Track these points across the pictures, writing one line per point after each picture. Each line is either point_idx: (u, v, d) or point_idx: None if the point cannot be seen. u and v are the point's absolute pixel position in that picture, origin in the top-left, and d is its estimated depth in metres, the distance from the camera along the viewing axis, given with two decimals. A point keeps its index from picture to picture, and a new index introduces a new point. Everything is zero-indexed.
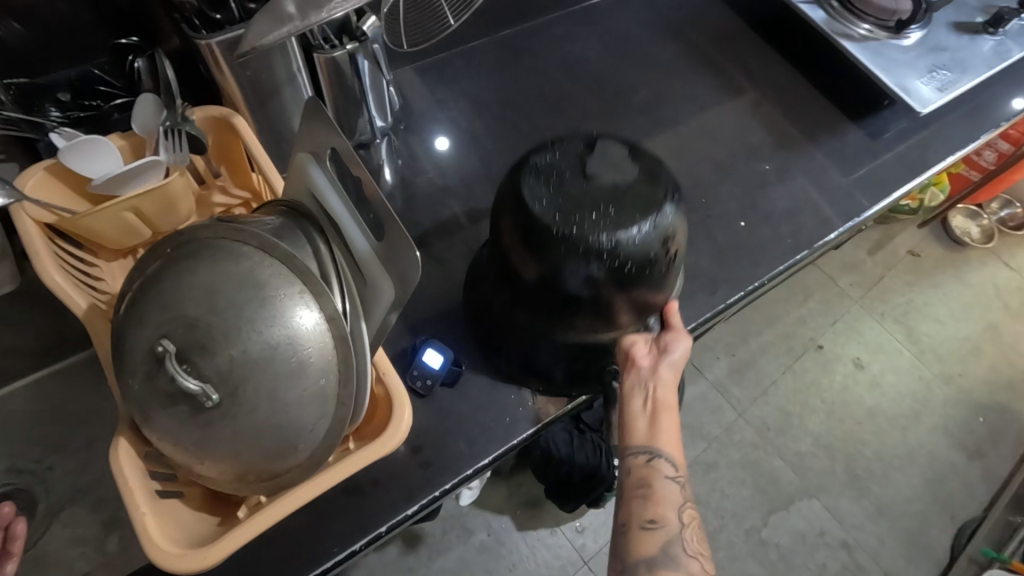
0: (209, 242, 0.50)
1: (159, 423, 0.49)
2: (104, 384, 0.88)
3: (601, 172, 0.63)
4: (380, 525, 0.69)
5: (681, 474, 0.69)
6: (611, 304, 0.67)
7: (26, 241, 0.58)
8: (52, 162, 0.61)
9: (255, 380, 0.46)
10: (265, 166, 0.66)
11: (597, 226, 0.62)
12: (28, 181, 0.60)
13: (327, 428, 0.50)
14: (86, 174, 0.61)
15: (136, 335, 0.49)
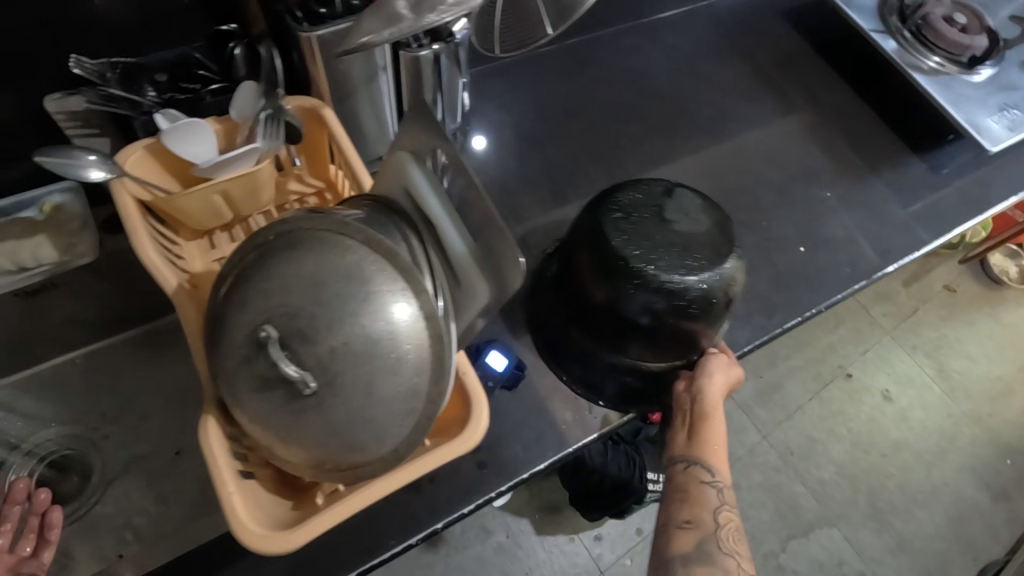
0: (314, 234, 0.51)
1: (251, 407, 0.50)
2: (157, 359, 0.87)
3: (678, 219, 0.70)
4: (437, 521, 0.71)
5: (720, 479, 0.71)
6: (665, 338, 0.72)
7: (125, 218, 0.60)
8: (151, 142, 0.63)
9: (353, 372, 0.48)
10: (352, 159, 0.67)
11: (669, 266, 0.67)
12: (129, 157, 0.62)
13: (413, 425, 0.50)
14: (184, 155, 0.63)
15: (237, 319, 0.50)
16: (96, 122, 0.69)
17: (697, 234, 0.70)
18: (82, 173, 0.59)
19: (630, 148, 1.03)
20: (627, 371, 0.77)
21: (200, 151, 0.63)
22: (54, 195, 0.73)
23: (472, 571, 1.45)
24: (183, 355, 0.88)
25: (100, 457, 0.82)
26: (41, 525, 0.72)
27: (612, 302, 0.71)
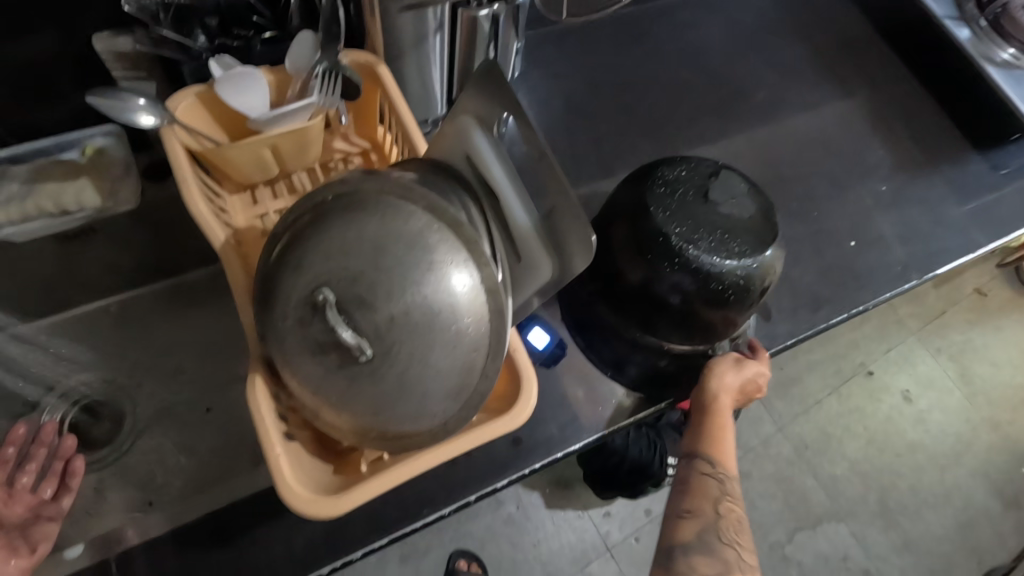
0: (376, 197, 0.50)
1: (302, 369, 0.48)
2: (192, 311, 0.87)
3: (722, 201, 0.67)
4: (470, 494, 0.72)
5: (722, 470, 0.69)
6: (693, 319, 0.69)
7: (176, 167, 0.59)
8: (203, 89, 0.61)
9: (412, 341, 0.46)
10: (406, 120, 0.64)
11: (709, 247, 0.65)
12: (180, 105, 0.60)
13: (465, 399, 0.50)
14: (233, 104, 0.61)
15: (292, 280, 0.49)
16: (143, 65, 0.67)
17: (740, 221, 0.67)
18: (132, 117, 0.58)
19: (680, 126, 0.99)
20: (662, 354, 0.76)
21: (252, 101, 0.61)
22: (97, 138, 0.73)
23: (481, 539, 1.47)
24: (218, 309, 0.87)
25: (132, 404, 0.82)
26: (62, 471, 0.72)
27: (646, 283, 0.68)
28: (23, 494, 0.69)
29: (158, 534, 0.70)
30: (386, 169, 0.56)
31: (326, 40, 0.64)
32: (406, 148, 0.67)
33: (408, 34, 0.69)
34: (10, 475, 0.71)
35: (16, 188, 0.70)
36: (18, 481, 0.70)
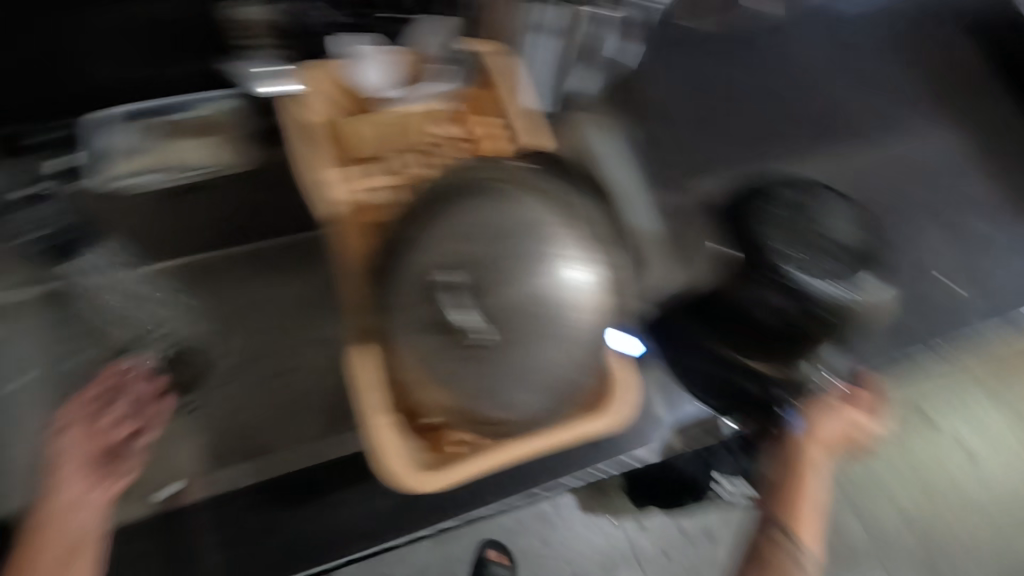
0: (499, 189, 0.52)
1: (411, 345, 0.50)
2: (275, 276, 0.89)
3: (830, 225, 0.65)
4: (535, 485, 0.74)
5: (804, 545, 0.60)
6: (780, 343, 0.66)
7: (297, 141, 0.62)
8: (329, 67, 0.66)
9: (520, 332, 0.48)
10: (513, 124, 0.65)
11: (810, 267, 0.63)
12: (309, 74, 0.66)
13: (563, 395, 0.51)
14: (354, 82, 0.66)
15: (412, 258, 0.51)
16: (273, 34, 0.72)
17: (847, 248, 0.64)
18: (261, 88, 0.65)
19: (782, 137, 0.96)
20: (738, 375, 0.71)
21: (376, 79, 0.67)
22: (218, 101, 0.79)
23: None
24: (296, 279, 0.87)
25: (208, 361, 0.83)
26: (147, 412, 0.70)
27: (736, 295, 0.67)
28: (103, 436, 0.63)
29: (226, 491, 0.74)
30: (503, 160, 0.59)
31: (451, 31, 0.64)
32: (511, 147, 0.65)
33: None
34: (90, 418, 0.64)
35: (156, 147, 0.79)
36: (103, 421, 0.64)
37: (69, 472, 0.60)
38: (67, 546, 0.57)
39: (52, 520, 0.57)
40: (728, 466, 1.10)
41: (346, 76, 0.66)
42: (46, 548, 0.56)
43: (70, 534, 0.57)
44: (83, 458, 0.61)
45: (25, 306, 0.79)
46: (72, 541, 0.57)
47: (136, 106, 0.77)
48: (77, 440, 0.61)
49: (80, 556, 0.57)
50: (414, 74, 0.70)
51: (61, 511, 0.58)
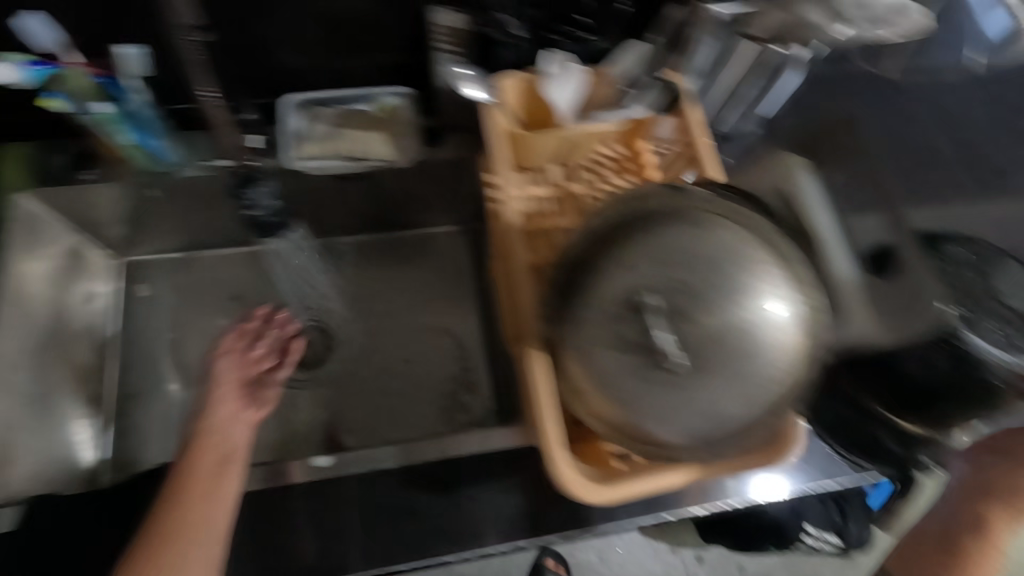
0: (706, 218, 0.53)
1: (597, 364, 0.53)
2: (411, 263, 1.00)
3: (1009, 291, 0.59)
4: (668, 512, 0.69)
5: None
6: (933, 407, 0.61)
7: (493, 142, 0.65)
8: (528, 77, 0.68)
9: (720, 362, 0.49)
10: (702, 153, 0.67)
11: (983, 325, 0.56)
12: (505, 86, 0.67)
13: (746, 430, 0.52)
14: (552, 94, 0.67)
15: (614, 274, 0.53)
16: (465, 44, 0.75)
17: None
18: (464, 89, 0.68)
19: None
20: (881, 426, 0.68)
21: (569, 101, 0.68)
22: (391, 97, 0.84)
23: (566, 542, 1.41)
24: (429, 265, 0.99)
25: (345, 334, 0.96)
26: (284, 350, 0.77)
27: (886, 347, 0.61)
28: (252, 363, 0.73)
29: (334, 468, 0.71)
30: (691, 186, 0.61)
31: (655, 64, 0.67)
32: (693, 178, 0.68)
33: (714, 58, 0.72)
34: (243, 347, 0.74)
35: (330, 135, 0.80)
36: (252, 351, 0.74)
37: (226, 390, 0.68)
38: (224, 448, 0.63)
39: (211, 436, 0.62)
40: (825, 523, 1.06)
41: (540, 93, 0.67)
42: (210, 450, 0.62)
43: (228, 434, 0.64)
44: (238, 381, 0.70)
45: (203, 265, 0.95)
46: (229, 445, 0.63)
47: (317, 95, 0.82)
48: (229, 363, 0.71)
49: (232, 459, 0.62)
50: (599, 101, 0.70)
51: (221, 422, 0.65)
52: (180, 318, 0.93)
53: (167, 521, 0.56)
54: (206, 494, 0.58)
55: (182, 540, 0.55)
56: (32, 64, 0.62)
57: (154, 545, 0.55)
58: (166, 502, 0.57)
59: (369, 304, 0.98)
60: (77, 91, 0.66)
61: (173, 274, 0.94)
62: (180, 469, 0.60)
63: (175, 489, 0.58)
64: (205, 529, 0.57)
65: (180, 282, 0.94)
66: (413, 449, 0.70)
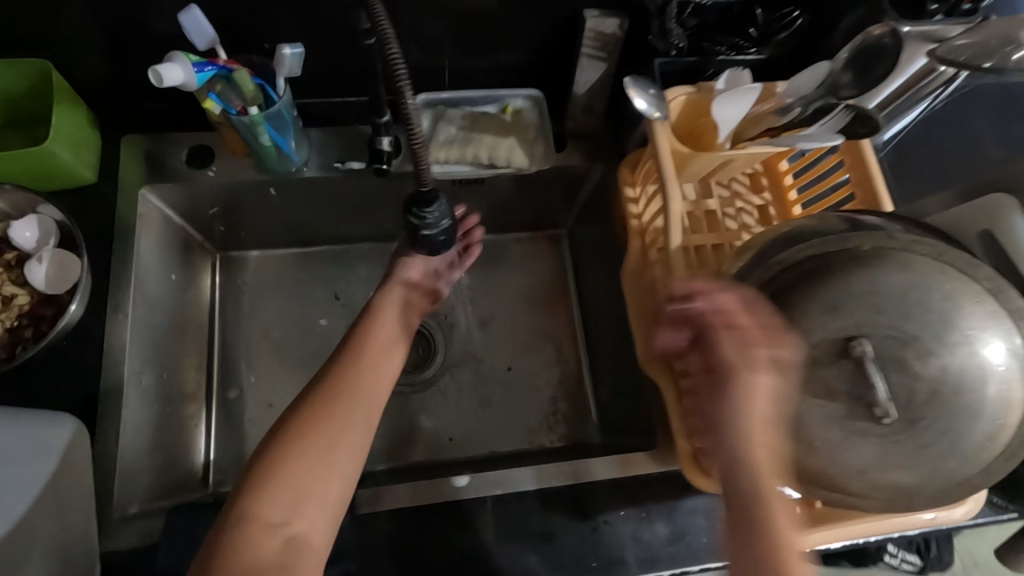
0: (928, 262, 0.49)
1: (788, 406, 0.52)
2: (511, 266, 0.99)
3: None
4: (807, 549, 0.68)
5: None
6: None
7: (663, 160, 0.62)
8: (696, 92, 0.65)
9: (943, 419, 0.47)
10: (872, 181, 0.66)
11: None
12: (672, 102, 0.65)
13: (955, 484, 0.49)
14: (725, 111, 0.63)
15: (816, 317, 0.50)
16: (609, 50, 0.72)
17: None
18: (630, 98, 0.63)
19: None
20: None
21: (736, 121, 0.64)
22: (518, 100, 0.81)
23: None
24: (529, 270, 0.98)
25: (445, 340, 0.95)
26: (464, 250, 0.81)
27: None
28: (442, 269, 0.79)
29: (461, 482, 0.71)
30: (880, 219, 0.58)
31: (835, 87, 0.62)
32: (857, 201, 0.67)
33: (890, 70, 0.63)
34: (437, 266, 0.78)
35: (463, 138, 0.77)
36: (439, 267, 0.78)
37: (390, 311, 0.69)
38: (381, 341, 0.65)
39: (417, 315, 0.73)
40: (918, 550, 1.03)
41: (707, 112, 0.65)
42: (375, 336, 0.65)
43: (391, 326, 0.67)
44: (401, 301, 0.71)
45: (302, 260, 0.94)
46: (389, 337, 0.66)
47: (448, 95, 0.80)
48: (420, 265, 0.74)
49: (389, 346, 0.65)
50: (766, 122, 0.65)
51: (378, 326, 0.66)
52: (282, 315, 0.91)
53: (332, 386, 0.59)
54: (344, 401, 0.58)
55: (341, 406, 0.57)
56: (198, 68, 0.55)
57: (314, 408, 0.57)
58: (329, 374, 0.60)
59: (468, 307, 0.97)
60: (242, 88, 0.60)
61: (272, 269, 0.93)
62: (349, 345, 0.63)
63: (340, 362, 0.61)
64: (360, 404, 0.58)
65: (279, 279, 0.93)
66: (550, 470, 0.69)
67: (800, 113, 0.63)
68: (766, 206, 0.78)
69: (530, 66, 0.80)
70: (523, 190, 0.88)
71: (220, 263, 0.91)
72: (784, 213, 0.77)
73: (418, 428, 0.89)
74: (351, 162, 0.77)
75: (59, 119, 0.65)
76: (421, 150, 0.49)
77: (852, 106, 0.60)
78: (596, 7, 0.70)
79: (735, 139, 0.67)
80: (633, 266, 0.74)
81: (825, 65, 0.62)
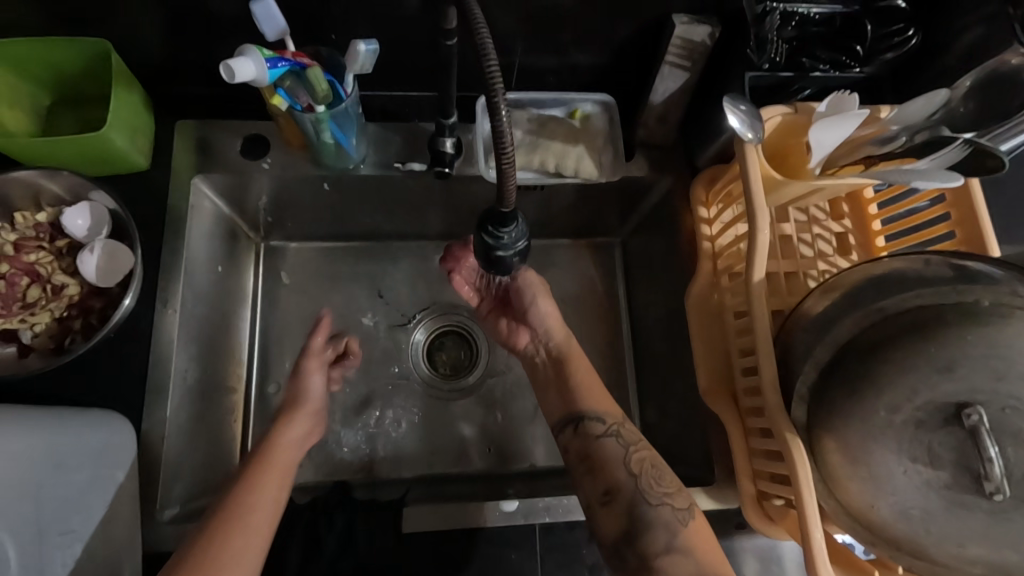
0: None
1: (883, 468, 0.48)
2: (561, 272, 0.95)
3: None
4: None
5: None
6: None
7: (755, 187, 0.57)
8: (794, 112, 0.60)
9: None
10: (977, 224, 0.60)
11: None
12: (767, 122, 0.60)
13: None
14: (826, 136, 0.58)
15: (924, 377, 0.46)
16: (694, 59, 0.67)
17: None
18: (725, 114, 0.58)
19: None
20: None
21: (835, 146, 0.59)
22: (586, 105, 0.77)
23: None
24: (581, 278, 0.94)
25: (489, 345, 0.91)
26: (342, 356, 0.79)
27: None
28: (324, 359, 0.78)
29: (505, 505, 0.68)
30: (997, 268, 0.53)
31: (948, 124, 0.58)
32: (958, 242, 0.61)
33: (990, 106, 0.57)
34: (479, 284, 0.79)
35: (531, 143, 0.75)
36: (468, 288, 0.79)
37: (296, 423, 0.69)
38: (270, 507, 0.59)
39: (308, 441, 0.70)
40: None
41: (802, 135, 0.62)
42: (261, 484, 0.60)
43: (275, 471, 0.62)
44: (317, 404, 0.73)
45: (342, 254, 0.91)
46: (272, 488, 0.61)
47: (513, 96, 0.77)
48: (320, 384, 0.73)
49: (277, 495, 0.60)
50: (865, 148, 0.61)
51: (278, 447, 0.65)
52: (322, 310, 0.88)
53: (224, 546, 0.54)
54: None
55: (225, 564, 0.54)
56: (269, 63, 0.51)
57: None
58: (192, 556, 0.53)
59: None
60: (313, 87, 0.56)
61: (313, 262, 0.90)
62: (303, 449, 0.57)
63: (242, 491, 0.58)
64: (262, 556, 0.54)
65: (320, 271, 0.90)
66: None
67: (903, 143, 0.59)
68: (846, 234, 0.74)
69: (603, 68, 0.75)
70: (583, 197, 0.84)
71: (261, 253, 0.88)
72: (867, 243, 0.72)
73: (458, 436, 0.85)
74: (411, 162, 0.74)
75: (117, 104, 0.63)
76: (508, 170, 0.45)
77: (970, 139, 0.54)
78: (686, 11, 0.65)
79: (828, 163, 0.62)
80: (702, 291, 0.70)
81: (945, 92, 0.56)
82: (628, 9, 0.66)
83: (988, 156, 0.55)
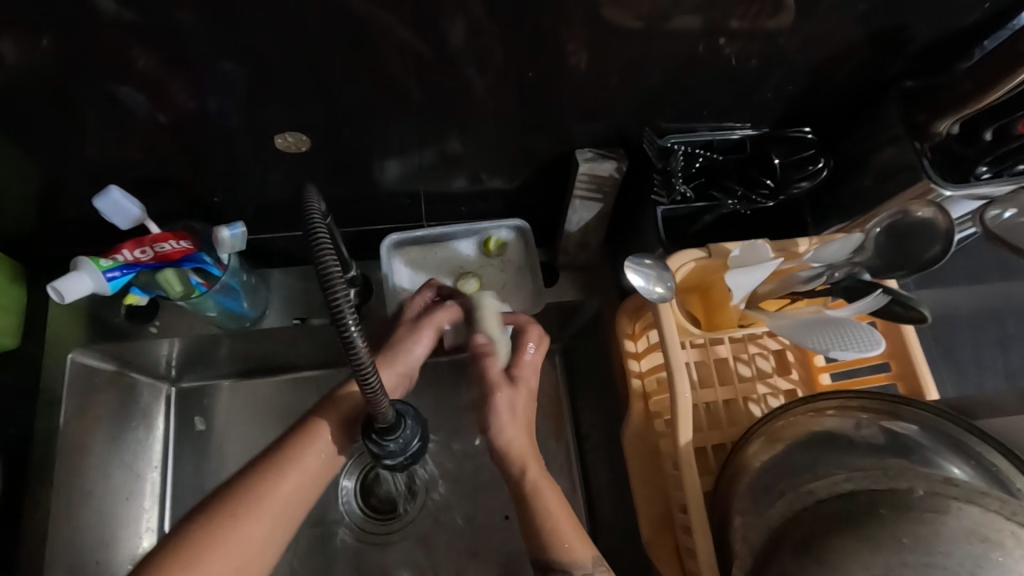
0: (1000, 518, 0.40)
1: None
2: None
3: None
4: None
5: None
6: None
7: (671, 330, 0.54)
8: (702, 256, 0.58)
9: None
10: (916, 368, 0.56)
11: None
12: (679, 268, 0.58)
13: None
14: (743, 283, 0.54)
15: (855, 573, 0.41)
16: (605, 190, 0.66)
17: None
18: (625, 269, 0.56)
19: None
20: None
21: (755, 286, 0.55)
22: (501, 232, 0.74)
23: None
24: None
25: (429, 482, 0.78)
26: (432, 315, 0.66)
27: None
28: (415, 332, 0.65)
29: None
30: (922, 414, 0.50)
31: (870, 261, 0.55)
32: (899, 382, 0.57)
33: (914, 243, 0.54)
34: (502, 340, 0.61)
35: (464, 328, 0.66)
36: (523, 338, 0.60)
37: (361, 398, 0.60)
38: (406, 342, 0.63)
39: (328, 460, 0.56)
40: None
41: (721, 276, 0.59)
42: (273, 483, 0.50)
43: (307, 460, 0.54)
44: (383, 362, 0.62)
45: (293, 386, 0.79)
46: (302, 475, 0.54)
47: (421, 233, 0.73)
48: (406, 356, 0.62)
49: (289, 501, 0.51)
50: (789, 285, 0.57)
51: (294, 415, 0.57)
52: (238, 459, 0.76)
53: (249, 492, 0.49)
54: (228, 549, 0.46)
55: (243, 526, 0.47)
56: (109, 272, 0.60)
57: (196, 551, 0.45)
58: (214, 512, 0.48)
59: (459, 428, 0.80)
60: (162, 285, 0.62)
61: (240, 405, 0.78)
62: (269, 460, 0.52)
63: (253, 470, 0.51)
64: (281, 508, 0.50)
65: (238, 410, 0.78)
66: None
67: (825, 282, 0.55)
68: (784, 350, 0.65)
69: (521, 186, 0.70)
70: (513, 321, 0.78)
71: (174, 398, 0.78)
72: (806, 360, 0.66)
73: None
74: (313, 318, 0.73)
75: None
76: (376, 397, 0.41)
77: (888, 289, 0.51)
78: (591, 146, 0.64)
79: (752, 299, 0.58)
80: (637, 433, 0.63)
81: (859, 235, 0.54)
82: (534, 137, 0.62)
83: (910, 306, 0.51)
